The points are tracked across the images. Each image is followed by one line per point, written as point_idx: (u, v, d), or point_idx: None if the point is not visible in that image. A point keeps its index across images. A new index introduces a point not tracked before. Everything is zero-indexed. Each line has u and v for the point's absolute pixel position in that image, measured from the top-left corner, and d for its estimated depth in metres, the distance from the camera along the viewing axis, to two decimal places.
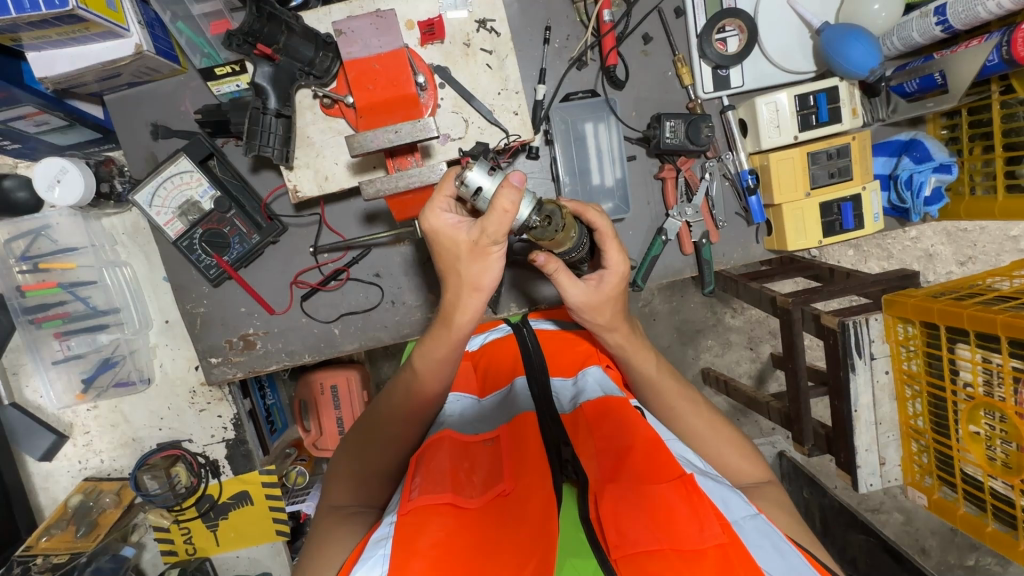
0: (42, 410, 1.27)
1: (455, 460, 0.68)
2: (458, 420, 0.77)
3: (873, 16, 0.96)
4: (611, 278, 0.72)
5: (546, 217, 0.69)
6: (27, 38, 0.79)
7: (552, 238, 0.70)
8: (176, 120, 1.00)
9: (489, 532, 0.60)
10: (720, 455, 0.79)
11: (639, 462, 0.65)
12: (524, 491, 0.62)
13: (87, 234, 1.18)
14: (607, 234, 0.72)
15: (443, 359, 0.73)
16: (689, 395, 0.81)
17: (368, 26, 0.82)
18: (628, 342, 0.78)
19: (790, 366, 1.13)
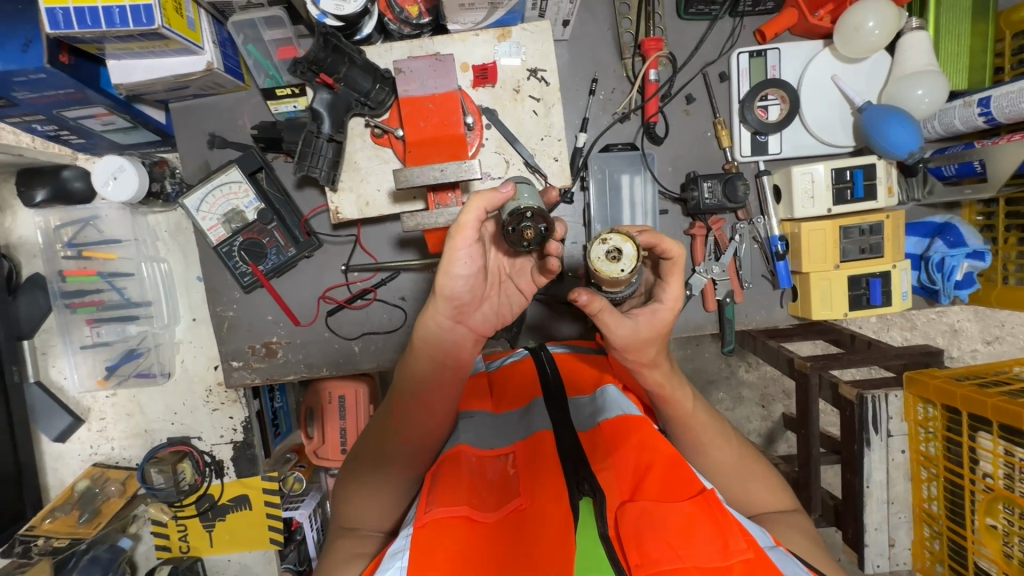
0: (64, 391, 1.30)
1: (469, 474, 0.66)
2: (476, 428, 0.74)
3: (916, 101, 0.96)
4: (666, 312, 0.67)
5: (612, 250, 0.64)
6: (110, 48, 0.84)
7: (616, 277, 0.63)
8: (232, 133, 1.05)
9: (504, 548, 0.56)
10: (745, 489, 0.76)
11: (659, 478, 0.61)
12: (538, 507, 0.59)
13: (132, 228, 1.22)
14: (676, 266, 0.67)
15: (429, 381, 0.72)
16: (722, 430, 0.77)
17: (426, 67, 0.87)
18: (666, 383, 0.72)
19: (802, 431, 1.10)
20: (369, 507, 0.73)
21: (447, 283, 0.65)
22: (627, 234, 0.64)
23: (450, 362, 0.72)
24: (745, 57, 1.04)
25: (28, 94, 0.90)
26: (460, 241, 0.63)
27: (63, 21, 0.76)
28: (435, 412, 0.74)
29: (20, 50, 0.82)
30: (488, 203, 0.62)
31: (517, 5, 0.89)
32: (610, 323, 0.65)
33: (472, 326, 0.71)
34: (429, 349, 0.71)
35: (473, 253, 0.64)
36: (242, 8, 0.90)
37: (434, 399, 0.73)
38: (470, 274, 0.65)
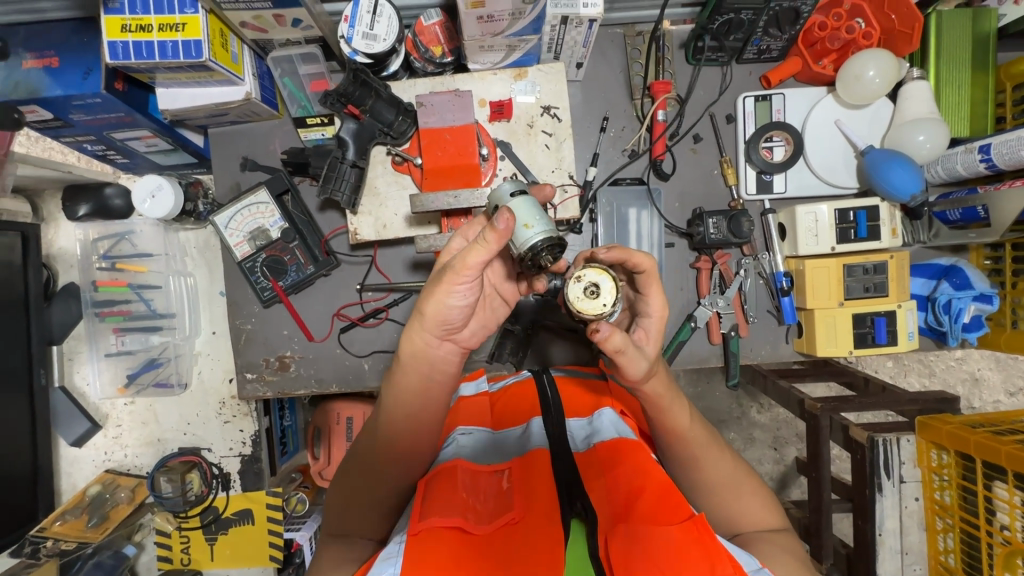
0: (85, 397, 1.35)
1: (463, 487, 0.67)
2: (472, 446, 0.76)
3: (918, 146, 0.99)
4: (655, 325, 0.70)
5: (590, 286, 0.69)
6: (160, 77, 0.93)
7: (601, 313, 0.69)
8: (264, 157, 1.12)
9: (495, 559, 0.58)
10: (738, 507, 0.75)
11: (649, 501, 0.62)
12: (529, 522, 0.61)
13: (164, 244, 1.29)
14: (653, 274, 0.70)
15: (417, 390, 0.74)
16: (716, 445, 0.77)
17: (446, 102, 0.93)
18: (664, 397, 0.73)
19: (813, 474, 1.10)
20: (360, 516, 0.75)
21: (440, 308, 0.67)
22: (600, 268, 0.70)
23: (437, 372, 0.74)
24: (750, 101, 1.09)
25: (83, 116, 0.98)
26: (460, 276, 0.65)
27: (121, 52, 0.84)
28: (423, 421, 0.75)
29: (81, 78, 0.90)
30: (495, 243, 0.62)
31: (533, 48, 0.95)
32: (625, 364, 0.66)
33: (459, 342, 0.74)
34: (416, 361, 0.73)
35: (471, 286, 0.66)
36: (282, 45, 0.98)
37: (421, 408, 0.75)
38: (467, 303, 0.68)
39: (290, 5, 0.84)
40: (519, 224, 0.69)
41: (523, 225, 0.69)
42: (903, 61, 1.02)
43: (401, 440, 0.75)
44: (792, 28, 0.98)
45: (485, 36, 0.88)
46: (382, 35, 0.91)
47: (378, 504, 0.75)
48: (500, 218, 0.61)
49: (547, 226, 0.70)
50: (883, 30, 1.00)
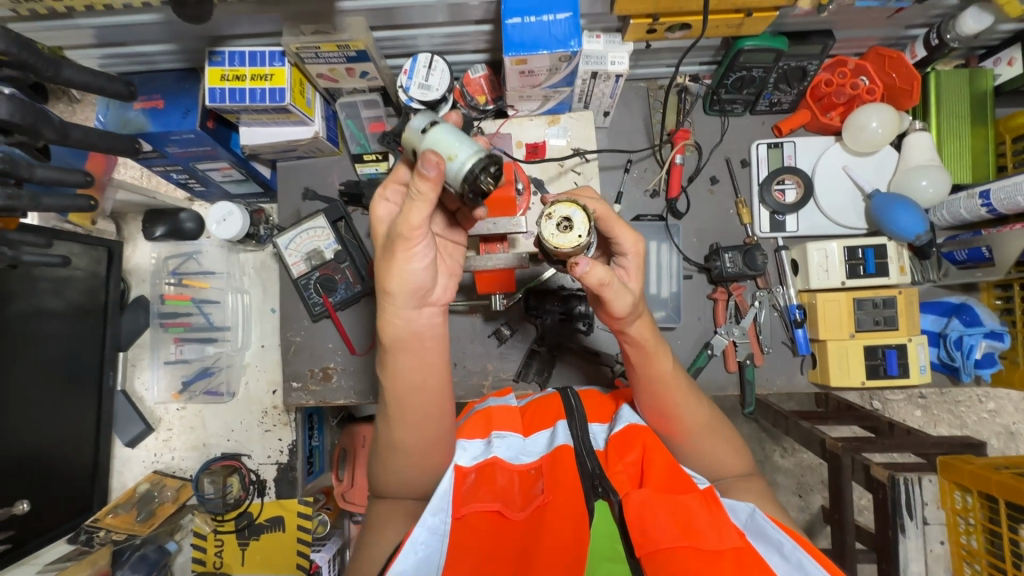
0: (142, 401, 1.47)
1: (502, 485, 0.78)
2: (506, 442, 0.83)
3: (921, 190, 1.07)
4: (633, 261, 0.74)
5: (563, 221, 0.70)
6: (245, 117, 1.08)
7: (578, 244, 0.69)
8: (323, 188, 1.26)
9: (531, 538, 0.70)
10: (713, 451, 0.79)
11: (661, 478, 0.72)
12: (561, 508, 0.69)
13: (226, 263, 1.43)
14: (609, 217, 0.73)
15: (406, 365, 0.75)
16: (694, 391, 0.80)
17: (489, 141, 1.10)
18: (647, 340, 0.75)
19: (836, 517, 1.12)
20: (401, 483, 0.79)
21: (405, 278, 0.70)
22: (569, 201, 0.70)
23: (426, 339, 0.75)
24: (763, 148, 1.19)
25: (176, 149, 1.14)
26: (411, 239, 0.68)
27: (219, 96, 1.00)
28: (423, 390, 0.76)
29: (180, 116, 1.07)
30: (425, 191, 0.65)
31: (566, 98, 1.08)
32: (613, 299, 0.69)
33: (436, 303, 0.75)
34: (402, 336, 0.73)
35: (425, 243, 0.70)
36: (349, 93, 1.13)
37: (420, 379, 0.75)
38: (428, 264, 0.71)
39: (361, 60, 1.00)
40: (445, 157, 0.68)
41: (449, 157, 0.68)
42: (904, 114, 1.11)
43: (410, 413, 0.76)
44: (800, 84, 1.10)
45: (525, 87, 1.02)
46: (435, 85, 1.05)
47: (415, 473, 0.79)
48: (427, 163, 0.64)
49: (473, 148, 0.68)
50: (885, 86, 1.09)
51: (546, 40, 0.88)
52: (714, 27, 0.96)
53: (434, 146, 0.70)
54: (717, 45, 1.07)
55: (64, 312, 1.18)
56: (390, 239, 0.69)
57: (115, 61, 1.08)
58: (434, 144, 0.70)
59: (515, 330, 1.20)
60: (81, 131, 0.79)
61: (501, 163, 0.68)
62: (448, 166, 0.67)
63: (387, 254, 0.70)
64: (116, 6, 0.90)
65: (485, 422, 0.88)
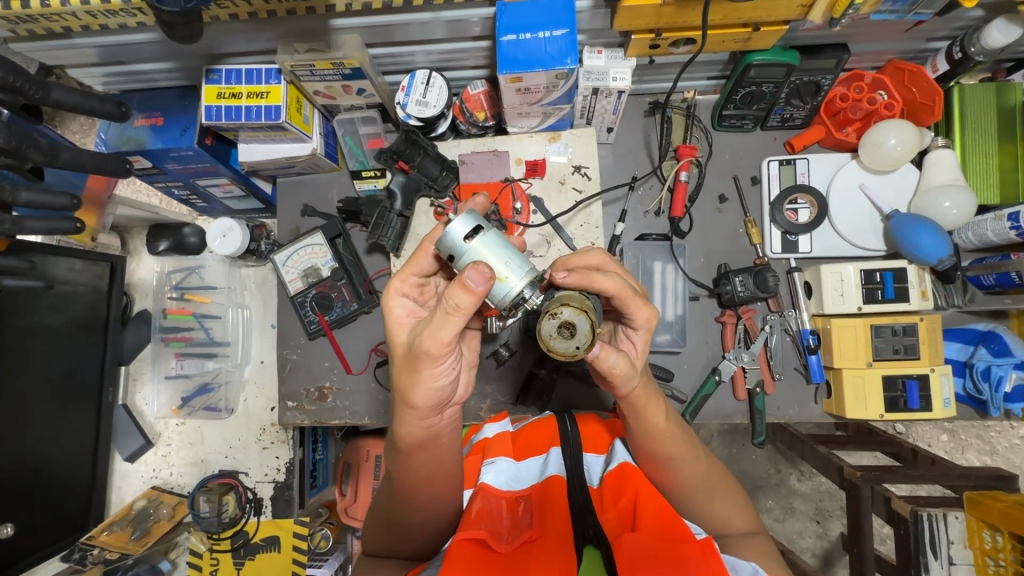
0: (142, 415, 1.47)
1: (489, 513, 0.73)
2: (501, 467, 0.80)
3: (944, 212, 1.00)
4: (643, 336, 0.75)
5: (565, 325, 0.65)
6: (243, 135, 1.07)
7: (575, 356, 0.65)
8: (322, 204, 1.24)
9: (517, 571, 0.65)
10: (712, 507, 0.78)
11: (654, 521, 0.68)
12: (549, 543, 0.66)
13: (227, 278, 1.43)
14: (625, 295, 0.71)
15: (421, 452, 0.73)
16: (692, 447, 0.77)
17: (484, 161, 1.10)
18: (641, 399, 0.73)
19: (856, 550, 1.05)
20: (395, 544, 0.79)
21: (430, 392, 0.68)
22: (577, 308, 0.64)
23: (440, 434, 0.74)
24: (775, 164, 1.13)
25: (176, 166, 1.14)
26: (440, 357, 0.65)
27: (215, 114, 0.99)
28: (435, 476, 0.75)
29: (179, 134, 1.07)
30: (463, 307, 0.61)
31: (567, 115, 1.05)
32: (616, 383, 0.70)
33: (455, 403, 0.76)
34: (414, 430, 0.72)
35: (451, 360, 0.67)
36: (347, 110, 1.12)
37: (433, 470, 0.75)
38: (453, 374, 0.69)
39: (357, 77, 0.98)
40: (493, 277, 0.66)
41: (500, 276, 0.67)
42: (926, 130, 1.05)
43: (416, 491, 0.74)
44: (813, 99, 1.05)
45: (523, 105, 0.99)
46: (433, 102, 1.03)
47: (410, 540, 0.78)
48: (476, 278, 0.60)
49: (524, 269, 0.67)
50: (905, 102, 1.04)
51: (542, 58, 0.85)
52: (720, 42, 0.92)
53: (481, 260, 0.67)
54: (724, 59, 1.03)
55: (63, 328, 1.18)
56: (413, 355, 0.66)
57: (116, 79, 1.08)
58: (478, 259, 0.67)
59: (513, 352, 1.16)
60: (71, 153, 0.78)
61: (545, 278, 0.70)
62: (498, 289, 0.66)
63: (411, 370, 0.67)
64: (110, 25, 0.89)
65: (481, 454, 0.86)
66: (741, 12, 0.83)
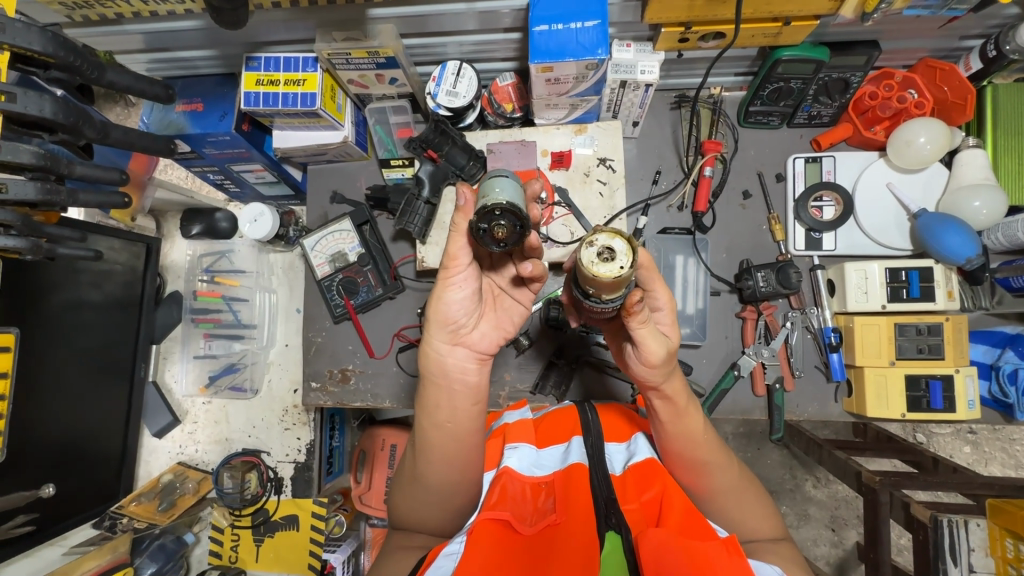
0: (171, 393, 1.52)
1: (512, 497, 0.75)
2: (523, 454, 0.82)
3: (973, 211, 1.00)
4: (668, 316, 0.72)
5: (602, 250, 0.63)
6: (278, 121, 1.11)
7: (619, 275, 0.62)
8: (350, 192, 1.28)
9: (539, 558, 0.67)
10: (739, 512, 0.78)
11: (679, 519, 0.69)
12: (575, 528, 0.69)
13: (256, 263, 1.47)
14: (652, 268, 0.70)
15: (441, 413, 0.76)
16: (723, 453, 0.79)
17: (512, 150, 1.11)
18: (681, 398, 0.75)
19: (872, 556, 1.04)
20: (420, 517, 0.79)
21: (443, 309, 0.73)
22: (611, 229, 0.64)
23: (456, 384, 0.76)
24: (801, 161, 1.13)
25: (213, 150, 1.18)
26: (449, 269, 0.72)
27: (254, 100, 1.02)
28: (454, 438, 0.76)
29: (217, 119, 1.11)
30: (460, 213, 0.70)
31: (594, 107, 1.06)
32: (645, 337, 0.70)
33: (471, 346, 0.76)
34: (435, 374, 0.76)
35: (465, 276, 0.73)
36: (379, 99, 1.15)
37: (452, 420, 0.76)
38: (466, 295, 0.73)
39: (390, 66, 1.01)
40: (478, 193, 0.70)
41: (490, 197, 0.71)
42: (957, 130, 1.05)
43: (437, 455, 0.76)
44: (842, 96, 1.05)
45: (551, 96, 1.01)
46: (463, 92, 1.05)
47: (435, 511, 0.78)
48: (462, 196, 0.69)
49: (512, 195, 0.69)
50: (936, 100, 1.03)
51: (572, 48, 0.87)
52: (750, 36, 0.93)
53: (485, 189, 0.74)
54: (753, 55, 1.03)
55: (102, 304, 1.24)
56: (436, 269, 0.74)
57: (160, 65, 1.13)
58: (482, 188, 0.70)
59: (533, 341, 1.17)
60: (121, 132, 0.82)
61: (524, 219, 0.68)
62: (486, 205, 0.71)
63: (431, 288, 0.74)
64: (160, 12, 0.93)
65: (501, 438, 0.88)
66: (772, 6, 0.84)
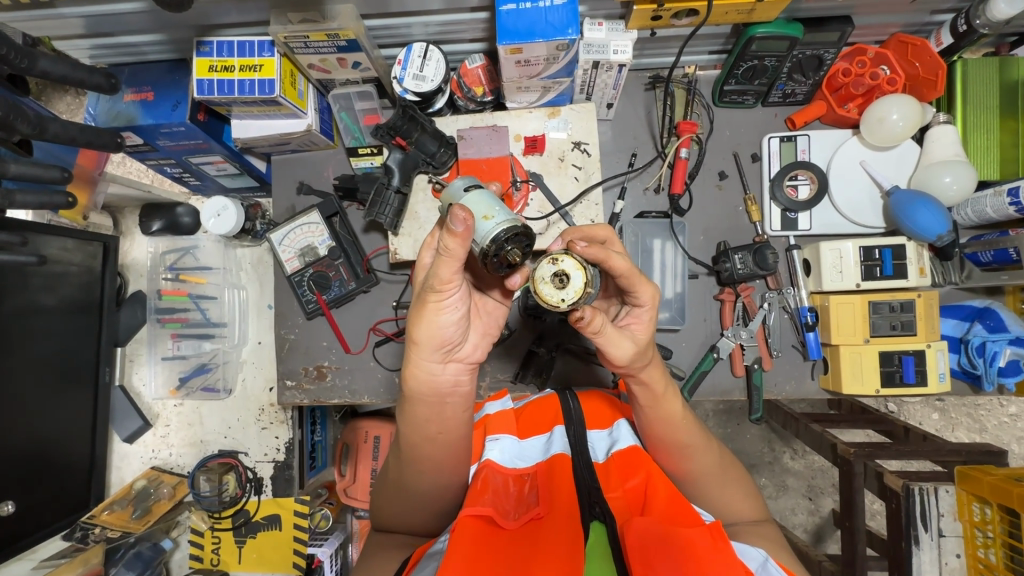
0: (140, 397, 1.46)
1: (495, 489, 0.74)
2: (503, 448, 0.81)
3: (944, 187, 1.00)
4: (648, 313, 0.72)
5: (559, 274, 0.65)
6: (236, 110, 1.05)
7: (556, 304, 0.65)
8: (317, 182, 1.22)
9: (523, 549, 0.65)
10: (721, 494, 0.79)
11: (663, 506, 0.68)
12: (557, 518, 0.68)
13: (223, 258, 1.41)
14: (632, 274, 0.69)
15: (429, 419, 0.72)
16: (703, 435, 0.79)
17: (484, 136, 1.06)
18: (658, 383, 0.74)
19: (847, 525, 1.06)
20: (402, 518, 0.78)
21: (433, 331, 0.67)
22: (579, 263, 0.66)
23: (446, 398, 0.72)
24: (775, 141, 1.13)
25: (167, 142, 1.12)
26: (440, 292, 0.64)
27: (207, 88, 0.96)
28: (442, 445, 0.74)
29: (170, 109, 1.04)
30: (458, 243, 0.62)
31: (567, 89, 1.04)
32: (609, 344, 0.67)
33: (463, 359, 0.72)
34: (423, 392, 0.71)
35: (457, 296, 0.66)
36: (342, 84, 1.10)
37: (436, 428, 0.73)
38: (459, 317, 0.67)
39: (352, 50, 0.96)
40: (479, 217, 0.69)
41: (484, 217, 0.69)
42: (928, 106, 1.04)
43: (420, 459, 0.74)
44: (816, 74, 1.04)
45: (522, 78, 0.97)
46: (430, 76, 1.01)
47: (418, 512, 0.77)
48: (456, 219, 0.60)
49: (509, 217, 0.69)
50: (907, 77, 1.03)
51: (542, 28, 0.84)
52: (723, 13, 0.91)
53: (469, 205, 0.71)
54: (727, 32, 1.01)
55: (57, 308, 1.17)
56: (422, 289, 0.66)
57: (104, 52, 1.05)
58: (469, 205, 0.71)
59: (513, 330, 1.17)
60: (60, 126, 0.76)
61: (533, 238, 0.70)
62: (482, 225, 0.68)
63: (416, 307, 0.66)
64: None
65: (482, 430, 0.87)
66: None
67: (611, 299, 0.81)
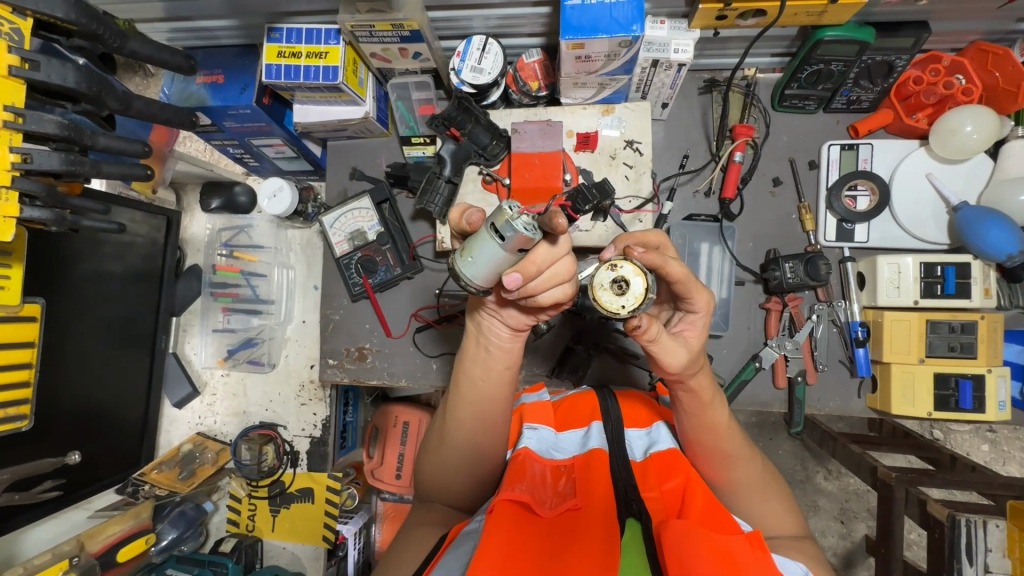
0: (191, 364, 1.53)
1: (533, 477, 0.75)
2: (540, 437, 0.81)
3: (1018, 206, 0.95)
4: (702, 319, 0.71)
5: (619, 281, 0.64)
6: (299, 95, 1.09)
7: (615, 312, 0.64)
8: (370, 168, 1.26)
9: (557, 539, 0.66)
10: (761, 507, 0.77)
11: (701, 512, 0.67)
12: (594, 511, 0.69)
13: (275, 238, 1.47)
14: (689, 281, 0.68)
15: (482, 398, 0.74)
16: (747, 445, 0.77)
17: (537, 130, 1.06)
18: (706, 391, 0.73)
19: (884, 551, 1.02)
20: (439, 492, 0.80)
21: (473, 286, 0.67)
22: (640, 269, 0.64)
23: (493, 355, 0.73)
24: (836, 149, 1.09)
25: (233, 124, 1.17)
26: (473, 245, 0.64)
27: (275, 73, 1.00)
28: (486, 423, 0.75)
29: (239, 92, 1.09)
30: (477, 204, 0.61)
31: (623, 87, 1.04)
32: (662, 352, 0.66)
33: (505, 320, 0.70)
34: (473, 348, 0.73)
35: None
36: (401, 74, 1.12)
37: (488, 402, 0.74)
38: None
39: (415, 40, 0.98)
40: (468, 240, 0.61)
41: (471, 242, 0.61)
42: (1006, 119, 0.99)
43: (467, 434, 0.75)
44: (884, 81, 1.00)
45: (579, 74, 0.97)
46: (488, 69, 1.02)
47: (456, 487, 0.79)
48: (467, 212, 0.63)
49: (472, 273, 0.61)
50: (984, 86, 0.98)
51: (606, 24, 0.84)
52: (793, 14, 0.88)
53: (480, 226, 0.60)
54: (794, 34, 0.98)
55: (123, 275, 1.24)
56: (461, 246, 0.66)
57: (181, 35, 1.11)
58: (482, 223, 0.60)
59: (552, 325, 1.17)
60: (143, 103, 0.81)
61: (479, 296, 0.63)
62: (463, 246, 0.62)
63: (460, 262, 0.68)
64: None
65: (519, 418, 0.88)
66: None
67: (664, 305, 0.81)
